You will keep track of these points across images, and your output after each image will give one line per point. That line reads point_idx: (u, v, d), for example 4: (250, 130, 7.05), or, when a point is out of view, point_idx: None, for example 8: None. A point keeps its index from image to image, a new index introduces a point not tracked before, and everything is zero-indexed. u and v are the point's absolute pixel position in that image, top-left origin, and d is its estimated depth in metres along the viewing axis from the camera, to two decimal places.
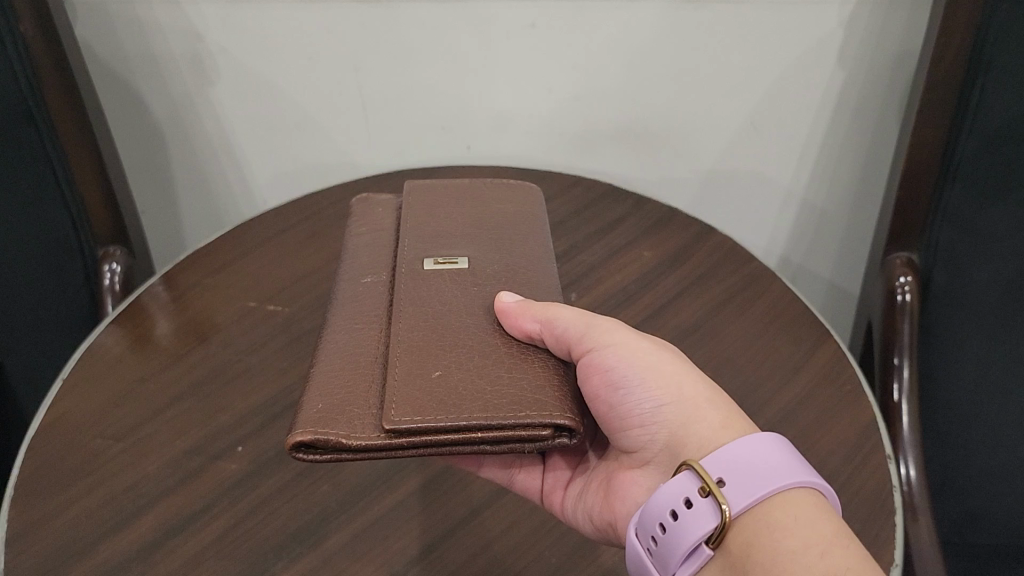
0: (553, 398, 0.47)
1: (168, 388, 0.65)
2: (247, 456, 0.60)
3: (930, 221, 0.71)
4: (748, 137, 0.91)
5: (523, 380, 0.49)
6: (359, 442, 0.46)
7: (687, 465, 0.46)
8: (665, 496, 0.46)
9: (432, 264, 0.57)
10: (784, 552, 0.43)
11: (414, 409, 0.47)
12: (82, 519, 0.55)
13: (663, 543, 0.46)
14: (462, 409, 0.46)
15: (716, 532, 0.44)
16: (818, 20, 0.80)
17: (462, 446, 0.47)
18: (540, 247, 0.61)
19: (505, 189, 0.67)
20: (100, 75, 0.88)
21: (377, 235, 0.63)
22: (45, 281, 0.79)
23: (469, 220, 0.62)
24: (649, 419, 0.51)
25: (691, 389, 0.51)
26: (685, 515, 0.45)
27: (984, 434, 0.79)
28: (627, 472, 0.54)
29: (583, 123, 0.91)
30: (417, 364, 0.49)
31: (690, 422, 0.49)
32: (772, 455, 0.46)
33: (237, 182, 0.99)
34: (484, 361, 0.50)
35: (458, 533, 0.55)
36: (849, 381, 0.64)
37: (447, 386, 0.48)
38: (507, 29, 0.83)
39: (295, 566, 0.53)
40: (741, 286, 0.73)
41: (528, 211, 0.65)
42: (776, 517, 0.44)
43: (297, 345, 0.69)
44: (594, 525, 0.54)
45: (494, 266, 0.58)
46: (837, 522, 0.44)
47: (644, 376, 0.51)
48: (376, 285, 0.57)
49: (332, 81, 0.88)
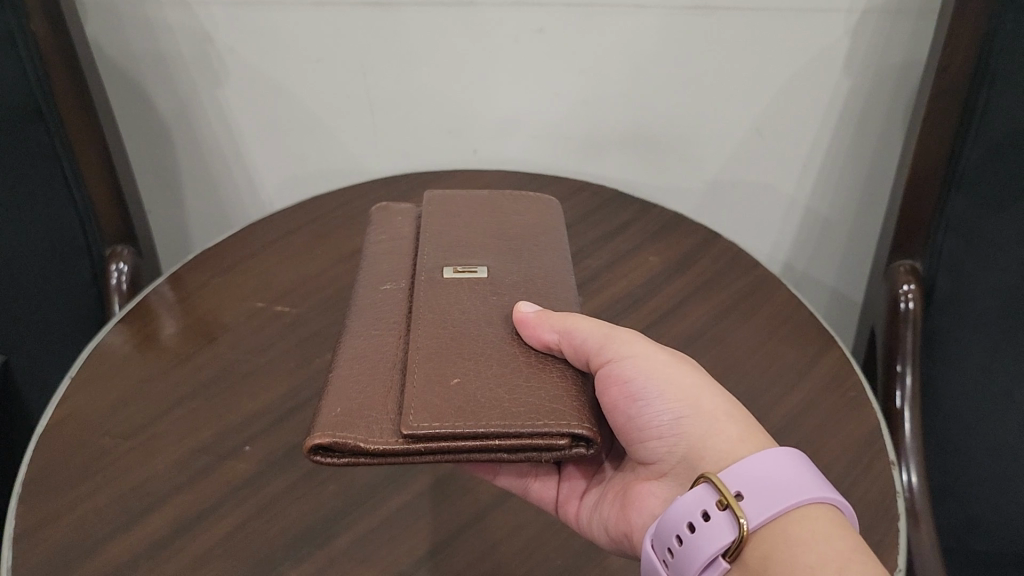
0: (571, 408, 0.48)
1: (178, 386, 0.66)
2: (256, 455, 0.61)
3: (935, 230, 0.72)
4: (754, 143, 0.91)
5: (542, 389, 0.49)
6: (376, 447, 0.46)
7: (704, 478, 0.46)
8: (683, 508, 0.47)
9: (452, 272, 0.58)
10: (801, 567, 0.43)
11: (432, 414, 0.47)
12: (92, 516, 0.56)
13: (679, 555, 0.46)
14: (480, 417, 0.47)
15: (733, 546, 0.45)
16: (824, 28, 0.80)
17: (480, 454, 0.47)
18: (558, 257, 0.61)
19: (525, 200, 0.67)
20: (110, 74, 0.88)
21: (394, 241, 0.63)
22: (53, 279, 0.79)
23: (488, 230, 0.63)
24: (667, 431, 0.51)
25: (709, 402, 0.51)
26: (703, 527, 0.45)
27: (985, 441, 0.79)
28: (643, 484, 0.54)
29: (591, 129, 0.91)
30: (436, 370, 0.50)
31: (710, 435, 0.50)
32: (790, 470, 0.46)
33: (247, 183, 0.99)
34: (504, 369, 0.50)
35: (465, 534, 0.56)
36: (852, 387, 0.64)
37: (466, 393, 0.48)
38: (515, 33, 0.84)
39: (301, 565, 0.54)
40: (747, 292, 0.74)
41: (545, 221, 0.65)
42: (793, 531, 0.45)
43: (307, 346, 0.69)
44: (610, 536, 0.54)
45: (514, 277, 0.58)
46: (854, 538, 0.44)
47: (663, 387, 0.51)
48: (394, 292, 0.57)
49: (340, 82, 0.88)
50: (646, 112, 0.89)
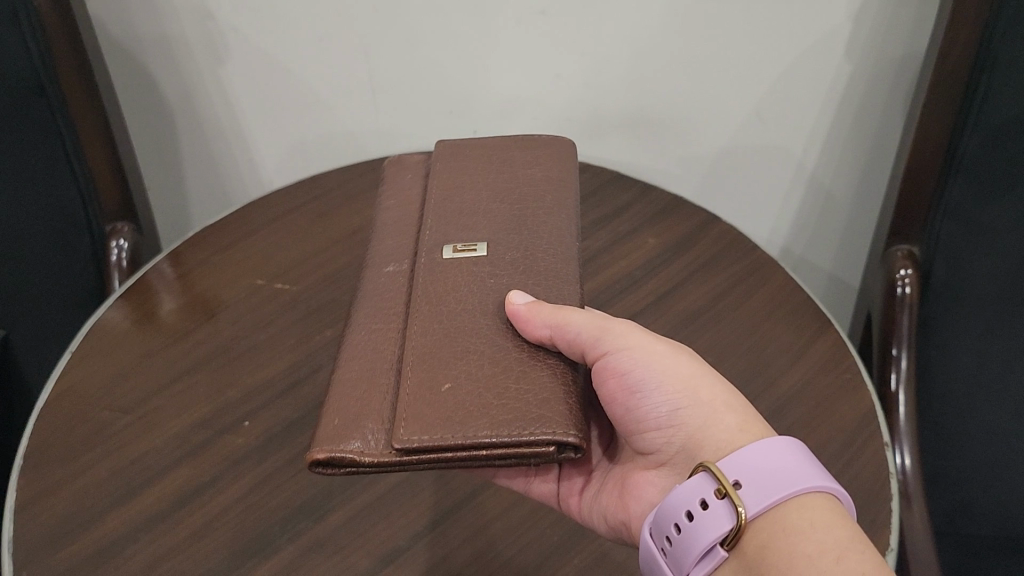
0: (559, 413, 0.47)
1: (177, 362, 0.66)
2: (255, 430, 0.61)
3: (932, 213, 0.72)
4: (754, 127, 0.91)
5: (531, 392, 0.49)
6: (372, 460, 0.47)
7: (703, 467, 0.47)
8: (681, 496, 0.47)
9: (452, 252, 0.58)
10: (799, 556, 0.44)
11: (423, 426, 0.47)
12: (91, 489, 0.56)
13: (677, 544, 0.47)
14: (470, 427, 0.47)
15: (732, 534, 0.45)
16: (827, 11, 0.80)
17: (470, 462, 0.47)
18: (562, 213, 0.61)
19: (539, 151, 0.68)
20: (111, 51, 0.88)
21: (403, 206, 0.65)
22: (53, 255, 0.79)
23: (495, 194, 0.63)
24: (665, 422, 0.52)
25: (708, 393, 0.51)
26: (701, 516, 0.46)
27: (981, 427, 0.80)
28: (642, 473, 0.54)
29: (588, 110, 0.92)
30: (428, 376, 0.50)
31: (708, 428, 0.50)
32: (788, 459, 0.47)
33: (248, 162, 0.99)
34: (495, 370, 0.50)
35: (460, 510, 0.56)
36: (848, 369, 0.65)
37: (456, 401, 0.48)
38: (518, 15, 0.84)
39: (299, 539, 0.54)
40: (745, 274, 0.74)
41: (555, 176, 0.65)
42: (791, 520, 0.45)
43: (306, 322, 0.70)
44: (608, 525, 0.54)
45: (514, 250, 0.58)
46: (852, 527, 0.45)
47: (659, 378, 0.51)
48: (398, 276, 0.58)
49: (342, 62, 0.88)
50: (646, 94, 0.90)
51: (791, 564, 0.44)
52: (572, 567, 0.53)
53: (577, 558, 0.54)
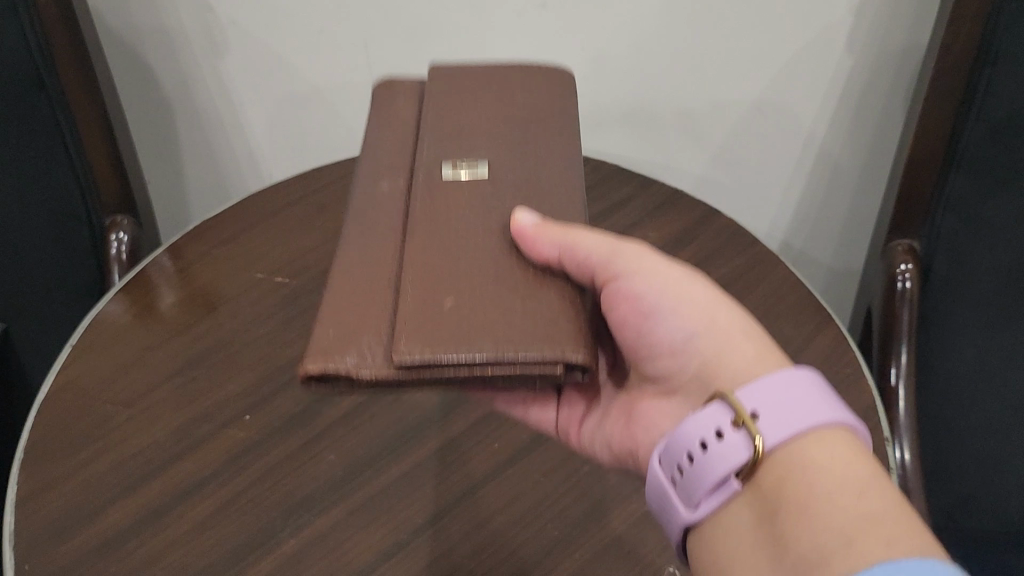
0: (566, 334, 0.47)
1: (177, 355, 0.66)
2: (256, 424, 0.61)
3: (934, 207, 0.73)
4: (754, 121, 0.91)
5: (538, 313, 0.48)
6: (370, 375, 0.46)
7: (719, 397, 0.45)
8: (695, 426, 0.45)
9: (451, 170, 0.58)
10: (819, 489, 0.42)
11: (425, 342, 0.46)
12: (93, 483, 0.56)
13: (689, 475, 0.45)
14: (475, 344, 0.46)
15: (748, 465, 0.44)
16: (829, 5, 0.80)
17: (475, 381, 0.47)
18: (562, 142, 0.61)
19: (536, 79, 0.68)
20: (111, 43, 0.88)
21: (398, 132, 0.64)
22: (52, 248, 0.79)
23: (493, 121, 0.63)
24: (679, 347, 0.51)
25: (724, 318, 0.51)
26: (716, 446, 0.44)
27: (980, 423, 0.79)
28: (648, 402, 0.54)
29: (588, 104, 0.91)
30: (430, 294, 0.49)
31: (724, 351, 0.49)
32: (806, 391, 0.45)
33: (247, 155, 0.99)
34: (501, 291, 0.49)
35: (463, 503, 0.56)
36: (849, 363, 0.65)
37: (460, 318, 0.48)
38: (518, 8, 0.83)
39: (301, 532, 0.54)
40: (746, 268, 0.74)
41: (552, 104, 0.65)
42: (809, 453, 0.43)
43: (307, 315, 0.70)
44: (613, 453, 0.56)
45: (513, 176, 0.58)
46: (871, 461, 0.43)
47: (672, 301, 0.51)
48: (394, 191, 0.58)
49: (342, 55, 0.88)
50: (646, 88, 0.90)
51: (811, 498, 0.42)
52: (575, 559, 0.53)
53: (580, 550, 0.54)
